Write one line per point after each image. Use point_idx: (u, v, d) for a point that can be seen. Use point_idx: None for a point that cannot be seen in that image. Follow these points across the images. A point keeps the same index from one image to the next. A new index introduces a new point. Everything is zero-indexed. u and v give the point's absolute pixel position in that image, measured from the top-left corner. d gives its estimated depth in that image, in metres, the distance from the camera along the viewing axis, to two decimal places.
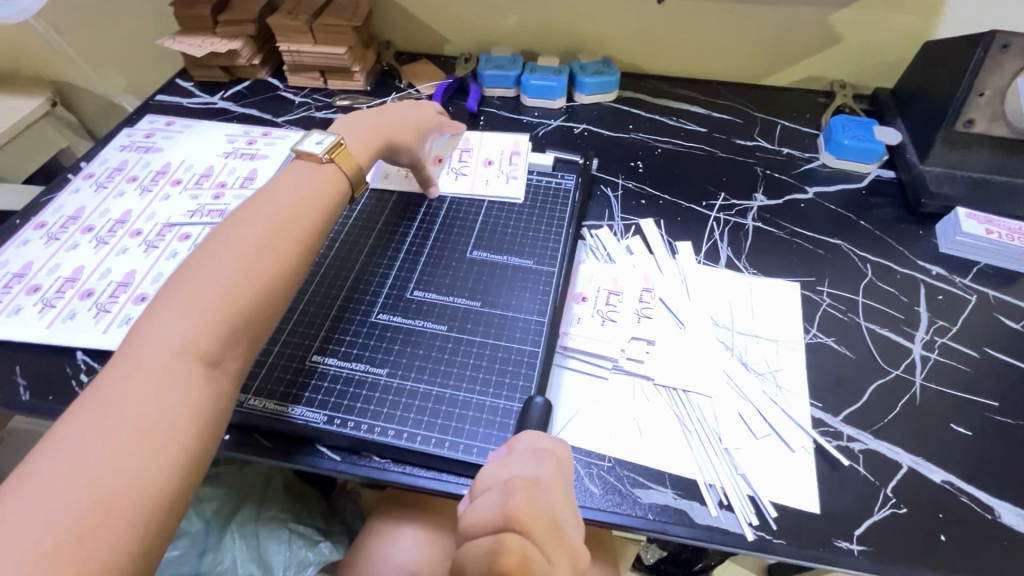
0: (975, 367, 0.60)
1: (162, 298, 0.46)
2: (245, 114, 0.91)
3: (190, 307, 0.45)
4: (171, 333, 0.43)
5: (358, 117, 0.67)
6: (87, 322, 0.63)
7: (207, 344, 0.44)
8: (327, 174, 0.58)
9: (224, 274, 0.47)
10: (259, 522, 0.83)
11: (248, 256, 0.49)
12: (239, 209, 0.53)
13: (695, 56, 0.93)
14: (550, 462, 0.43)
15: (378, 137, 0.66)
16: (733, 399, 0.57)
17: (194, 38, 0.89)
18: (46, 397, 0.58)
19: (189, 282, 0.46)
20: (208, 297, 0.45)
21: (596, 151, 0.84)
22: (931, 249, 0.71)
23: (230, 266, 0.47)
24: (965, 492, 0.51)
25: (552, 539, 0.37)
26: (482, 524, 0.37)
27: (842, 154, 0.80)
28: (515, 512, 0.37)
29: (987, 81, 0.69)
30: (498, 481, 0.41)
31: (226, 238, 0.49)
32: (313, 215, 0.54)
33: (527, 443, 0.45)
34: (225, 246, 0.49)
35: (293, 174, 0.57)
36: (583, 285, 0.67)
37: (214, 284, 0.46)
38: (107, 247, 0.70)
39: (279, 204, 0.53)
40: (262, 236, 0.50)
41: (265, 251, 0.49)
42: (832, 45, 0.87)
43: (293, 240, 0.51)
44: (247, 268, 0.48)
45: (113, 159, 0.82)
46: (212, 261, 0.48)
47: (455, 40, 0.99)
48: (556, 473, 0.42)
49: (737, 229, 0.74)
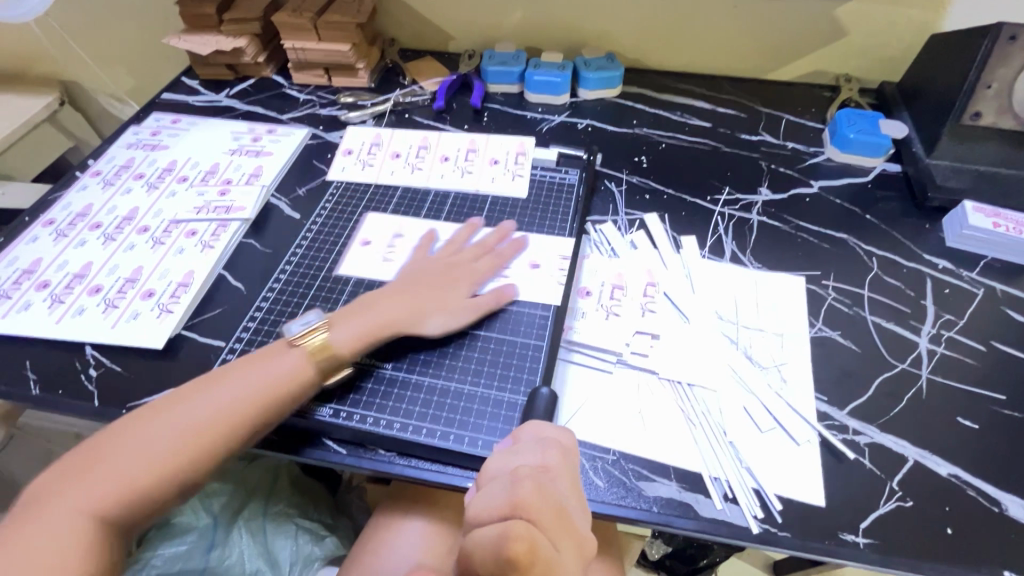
0: (982, 360, 0.60)
1: (132, 449, 0.49)
2: (250, 111, 0.92)
3: (94, 465, 0.47)
4: (98, 484, 0.47)
5: (371, 295, 0.61)
6: (96, 317, 0.64)
7: (125, 497, 0.47)
8: (300, 364, 0.54)
9: (154, 439, 0.49)
10: (266, 517, 0.83)
11: (190, 423, 0.50)
12: (221, 368, 0.55)
13: (700, 51, 0.93)
14: (555, 452, 0.44)
15: (382, 320, 0.58)
16: (737, 392, 0.57)
17: (200, 36, 0.89)
18: (56, 391, 0.59)
19: (95, 448, 0.49)
20: (151, 448, 0.48)
21: (600, 146, 0.84)
22: (938, 242, 0.71)
23: (162, 432, 0.49)
24: (972, 486, 0.51)
25: (559, 527, 0.38)
26: (490, 512, 0.37)
27: (848, 148, 0.80)
28: (521, 499, 0.38)
29: (994, 73, 0.68)
30: (504, 471, 0.41)
31: (207, 402, 0.51)
32: (285, 395, 0.53)
33: (532, 435, 0.46)
34: (167, 418, 0.50)
35: (258, 353, 0.56)
36: (587, 277, 0.67)
37: (132, 455, 0.48)
38: (114, 243, 0.71)
39: (251, 374, 0.53)
40: (231, 415, 0.51)
41: (200, 426, 0.50)
42: (837, 38, 0.86)
43: (259, 417, 0.52)
44: (190, 429, 0.50)
45: (120, 156, 0.83)
46: (147, 428, 0.49)
47: (459, 37, 0.99)
48: (562, 464, 0.43)
49: (741, 224, 0.73)
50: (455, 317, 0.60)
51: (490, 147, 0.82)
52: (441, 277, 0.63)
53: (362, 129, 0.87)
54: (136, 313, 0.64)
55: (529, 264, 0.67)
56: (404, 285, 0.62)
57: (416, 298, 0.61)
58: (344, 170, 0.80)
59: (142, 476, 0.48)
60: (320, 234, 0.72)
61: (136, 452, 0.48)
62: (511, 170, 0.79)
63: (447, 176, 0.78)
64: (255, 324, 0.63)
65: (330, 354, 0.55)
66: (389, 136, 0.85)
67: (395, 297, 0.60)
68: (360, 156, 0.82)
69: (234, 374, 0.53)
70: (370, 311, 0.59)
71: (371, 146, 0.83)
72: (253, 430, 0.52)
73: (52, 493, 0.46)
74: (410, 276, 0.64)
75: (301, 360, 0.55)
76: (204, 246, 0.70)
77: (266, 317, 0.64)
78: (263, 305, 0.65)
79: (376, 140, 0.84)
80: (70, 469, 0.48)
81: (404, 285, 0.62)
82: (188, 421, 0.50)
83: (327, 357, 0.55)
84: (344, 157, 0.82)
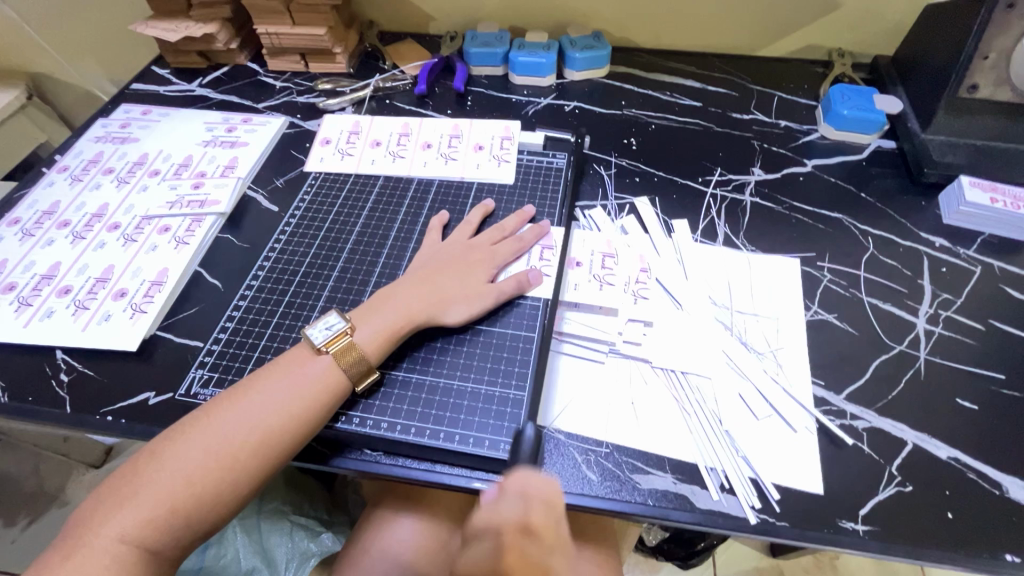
0: (980, 339, 0.58)
1: (165, 475, 0.45)
2: (224, 100, 0.88)
3: (129, 493, 0.45)
4: (129, 517, 0.43)
5: (388, 287, 0.59)
6: (66, 319, 0.61)
7: (152, 531, 0.44)
8: (331, 373, 0.51)
9: (184, 464, 0.46)
10: (261, 514, 0.81)
11: (227, 439, 0.47)
12: (250, 377, 0.52)
13: (688, 28, 0.90)
14: (538, 500, 0.42)
15: (404, 313, 0.56)
16: (733, 379, 0.56)
17: (167, 23, 0.85)
18: (26, 399, 0.56)
19: (129, 475, 0.46)
20: (186, 473, 0.45)
21: (588, 128, 0.82)
22: (934, 220, 0.69)
23: (198, 454, 0.46)
24: (973, 468, 0.50)
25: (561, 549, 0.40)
26: (498, 525, 0.39)
27: (842, 125, 0.77)
28: None
29: (991, 43, 0.66)
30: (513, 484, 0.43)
31: (237, 417, 0.48)
32: (321, 402, 0.50)
33: (515, 477, 0.44)
34: (201, 437, 0.47)
35: (283, 361, 0.52)
36: (578, 250, 0.66)
37: (169, 480, 0.45)
38: (84, 242, 0.68)
39: (284, 382, 0.50)
40: (269, 424, 0.48)
41: (237, 445, 0.47)
42: (830, 12, 0.84)
43: (295, 427, 0.49)
44: (220, 453, 0.47)
45: (88, 151, 0.79)
46: (176, 451, 0.46)
47: (440, 18, 0.95)
48: (547, 514, 0.41)
49: (734, 206, 0.71)
50: (478, 303, 0.58)
51: (473, 133, 0.79)
52: (459, 263, 0.60)
53: (339, 117, 0.83)
54: (108, 314, 0.61)
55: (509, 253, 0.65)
56: (424, 272, 0.59)
57: (438, 287, 0.58)
58: (322, 161, 0.77)
59: (182, 502, 0.45)
60: (299, 228, 0.69)
61: (173, 478, 0.45)
62: (497, 155, 0.76)
63: (430, 163, 0.76)
64: (234, 324, 0.60)
65: (358, 357, 0.52)
66: (369, 124, 0.81)
67: (414, 287, 0.58)
68: (340, 146, 0.79)
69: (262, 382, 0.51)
70: (392, 304, 0.56)
71: (349, 135, 0.80)
72: (290, 442, 0.49)
73: (89, 524, 0.44)
74: (433, 261, 0.62)
75: (331, 365, 0.52)
76: (178, 242, 0.67)
77: (245, 315, 0.61)
78: (241, 304, 0.62)
79: (355, 129, 0.81)
80: (104, 500, 0.45)
81: (422, 273, 0.59)
82: (222, 441, 0.47)
83: (355, 360, 0.52)
84: (322, 147, 0.79)
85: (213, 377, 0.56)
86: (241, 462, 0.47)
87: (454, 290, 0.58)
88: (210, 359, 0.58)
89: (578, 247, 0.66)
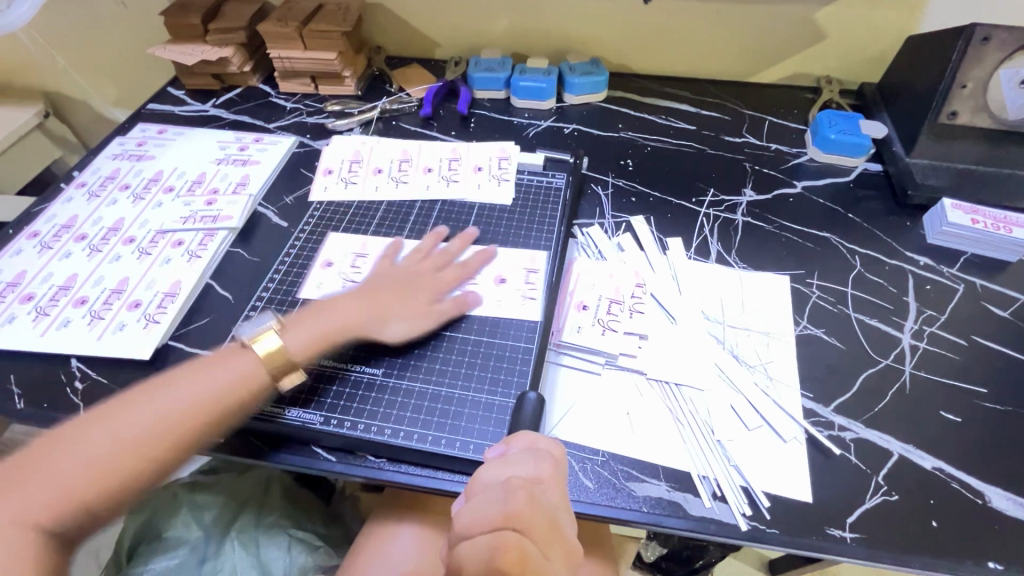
0: (963, 355, 0.61)
1: (58, 455, 0.46)
2: (237, 120, 0.92)
3: None
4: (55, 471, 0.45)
5: (331, 299, 0.61)
6: (82, 329, 0.63)
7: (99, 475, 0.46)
8: (250, 368, 0.54)
9: (81, 454, 0.46)
10: (259, 527, 0.82)
11: (128, 441, 0.48)
12: (131, 405, 0.50)
13: (682, 56, 0.94)
14: (547, 461, 0.43)
15: (330, 330, 0.58)
16: (725, 391, 0.58)
17: (185, 46, 0.90)
18: (41, 405, 0.58)
19: (32, 459, 0.46)
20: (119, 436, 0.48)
21: (586, 150, 0.85)
22: (919, 240, 0.72)
23: (99, 442, 0.47)
24: (957, 478, 0.52)
25: (551, 534, 0.38)
26: (482, 523, 0.37)
27: (830, 148, 0.81)
28: (516, 511, 0.37)
29: (969, 72, 0.70)
30: (496, 480, 0.41)
31: (132, 428, 0.49)
32: (250, 390, 0.53)
33: (522, 443, 0.45)
34: (108, 423, 0.48)
35: (158, 382, 0.52)
36: (583, 293, 0.65)
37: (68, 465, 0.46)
38: (100, 254, 0.71)
39: (194, 384, 0.52)
40: (181, 416, 0.50)
41: (148, 442, 0.48)
42: (817, 42, 0.88)
43: (206, 416, 0.51)
44: (118, 452, 0.47)
45: (105, 167, 0.82)
46: (73, 446, 0.47)
47: (446, 44, 1.00)
48: (553, 472, 0.43)
49: (726, 225, 0.74)
50: (418, 322, 0.60)
51: (472, 154, 0.82)
52: (402, 286, 0.63)
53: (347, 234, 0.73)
54: (123, 324, 0.63)
55: (495, 278, 0.66)
56: (371, 288, 0.62)
57: (371, 304, 0.61)
58: (322, 288, 0.66)
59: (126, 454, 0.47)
60: (307, 243, 0.72)
61: (73, 467, 0.46)
62: (495, 175, 0.79)
63: (432, 186, 0.78)
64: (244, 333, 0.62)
65: (283, 357, 0.55)
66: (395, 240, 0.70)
67: (359, 299, 0.61)
68: (344, 270, 0.68)
69: (122, 437, 0.48)
70: (321, 316, 0.59)
71: (351, 163, 0.82)
72: (216, 421, 0.51)
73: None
74: (381, 280, 0.64)
75: (257, 361, 0.54)
76: (191, 256, 0.70)
77: (255, 325, 0.63)
78: (252, 315, 0.64)
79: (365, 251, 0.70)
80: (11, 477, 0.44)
81: (370, 288, 0.62)
82: (70, 474, 0.45)
83: (281, 360, 0.55)
84: (324, 270, 0.68)
85: None
86: (138, 472, 0.48)
87: (390, 310, 0.60)
88: None
89: (585, 283, 0.66)
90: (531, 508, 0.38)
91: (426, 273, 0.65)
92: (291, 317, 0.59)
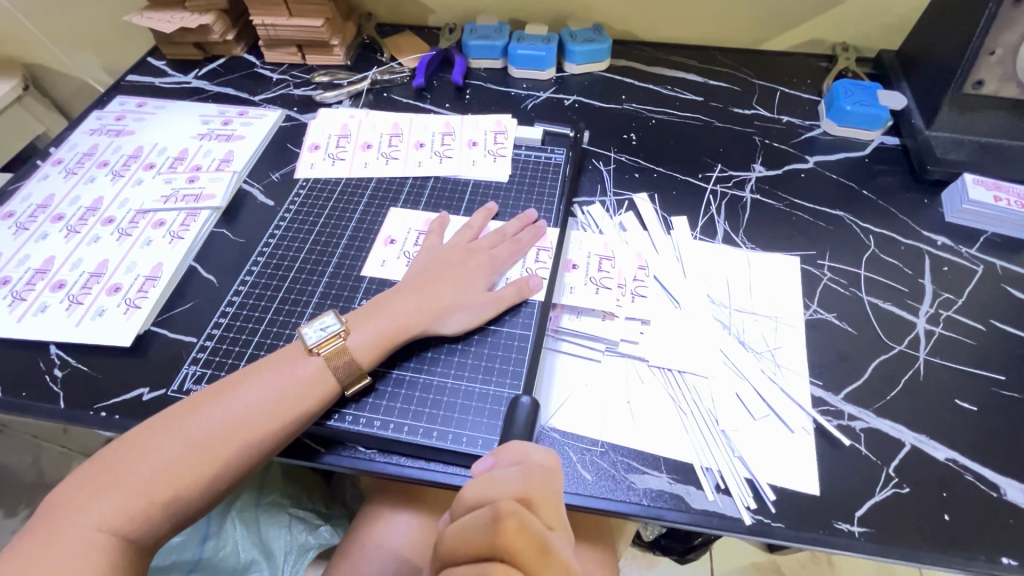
0: (980, 340, 0.58)
1: (135, 457, 0.45)
2: (220, 93, 0.87)
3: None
4: (135, 473, 0.44)
5: (386, 294, 0.57)
6: (60, 314, 0.61)
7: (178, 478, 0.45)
8: (322, 375, 0.51)
9: (163, 455, 0.45)
10: (259, 507, 0.80)
11: (203, 443, 0.46)
12: (206, 404, 0.48)
13: (690, 22, 0.89)
14: (538, 477, 0.40)
15: (397, 324, 0.54)
16: (730, 379, 0.55)
17: (162, 14, 0.84)
18: (19, 394, 0.56)
19: (109, 461, 0.45)
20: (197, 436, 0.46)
21: (587, 123, 0.81)
22: (936, 218, 0.69)
23: (177, 445, 0.46)
24: (971, 470, 0.50)
25: (543, 562, 0.35)
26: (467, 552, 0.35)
27: (844, 121, 0.77)
28: (504, 542, 0.35)
29: (998, 38, 0.64)
30: (484, 500, 0.38)
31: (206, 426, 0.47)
32: (317, 395, 0.50)
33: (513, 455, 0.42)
34: (182, 425, 0.47)
35: (232, 380, 0.50)
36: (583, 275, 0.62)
37: (146, 468, 0.44)
38: (78, 236, 0.68)
39: (273, 381, 0.50)
40: (255, 420, 0.48)
41: (220, 445, 0.46)
42: (833, 6, 0.82)
43: (281, 419, 0.48)
44: (197, 454, 0.46)
45: (83, 143, 0.78)
46: (155, 446, 0.46)
47: (439, 10, 0.94)
48: (544, 489, 0.40)
49: (734, 203, 0.71)
50: (477, 313, 0.57)
51: (467, 128, 0.78)
52: (459, 271, 0.59)
53: (406, 210, 0.70)
54: (102, 310, 0.61)
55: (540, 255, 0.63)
56: (421, 279, 0.58)
57: (430, 297, 0.56)
58: (384, 266, 0.64)
59: (195, 456, 0.46)
60: (294, 223, 0.69)
61: (152, 470, 0.44)
62: (492, 150, 0.75)
63: (424, 163, 0.74)
64: (227, 320, 0.60)
65: (349, 361, 0.52)
66: (442, 217, 0.66)
67: (411, 295, 0.57)
68: (407, 248, 0.66)
69: (195, 437, 0.46)
70: (385, 313, 0.55)
71: (339, 139, 0.78)
72: (283, 428, 0.49)
73: (68, 505, 0.43)
74: (427, 269, 0.60)
75: (321, 366, 0.51)
76: (173, 237, 0.67)
77: (239, 311, 0.61)
78: (235, 300, 0.62)
79: (427, 228, 0.67)
80: (84, 484, 0.44)
81: (417, 281, 0.58)
82: (148, 476, 0.44)
83: (345, 362, 0.52)
84: (386, 247, 0.66)
85: (206, 374, 0.56)
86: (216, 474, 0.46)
87: (449, 300, 0.57)
88: (203, 355, 0.58)
89: (585, 265, 0.63)
90: (522, 538, 0.35)
91: (474, 256, 0.61)
92: (348, 316, 0.55)
